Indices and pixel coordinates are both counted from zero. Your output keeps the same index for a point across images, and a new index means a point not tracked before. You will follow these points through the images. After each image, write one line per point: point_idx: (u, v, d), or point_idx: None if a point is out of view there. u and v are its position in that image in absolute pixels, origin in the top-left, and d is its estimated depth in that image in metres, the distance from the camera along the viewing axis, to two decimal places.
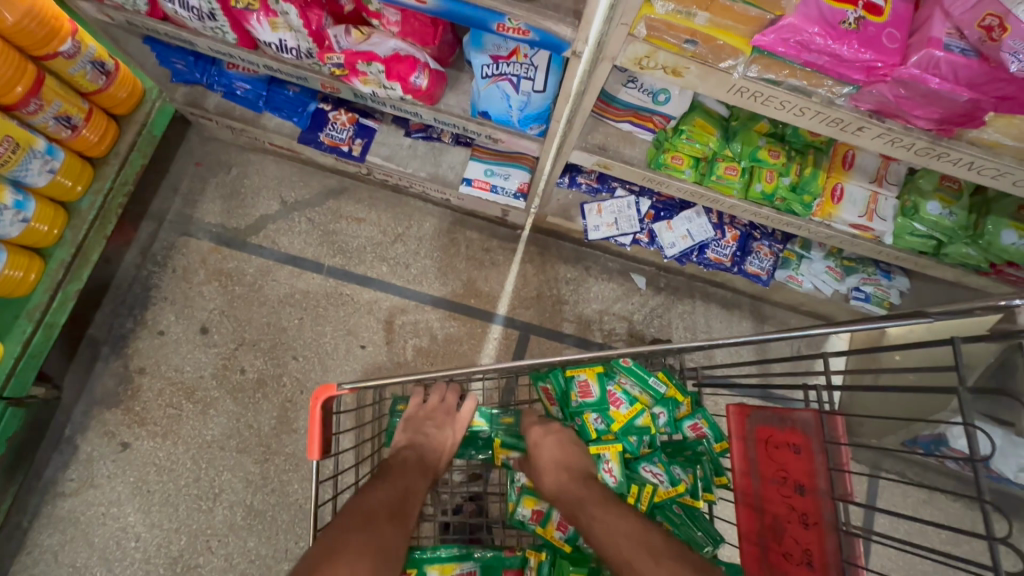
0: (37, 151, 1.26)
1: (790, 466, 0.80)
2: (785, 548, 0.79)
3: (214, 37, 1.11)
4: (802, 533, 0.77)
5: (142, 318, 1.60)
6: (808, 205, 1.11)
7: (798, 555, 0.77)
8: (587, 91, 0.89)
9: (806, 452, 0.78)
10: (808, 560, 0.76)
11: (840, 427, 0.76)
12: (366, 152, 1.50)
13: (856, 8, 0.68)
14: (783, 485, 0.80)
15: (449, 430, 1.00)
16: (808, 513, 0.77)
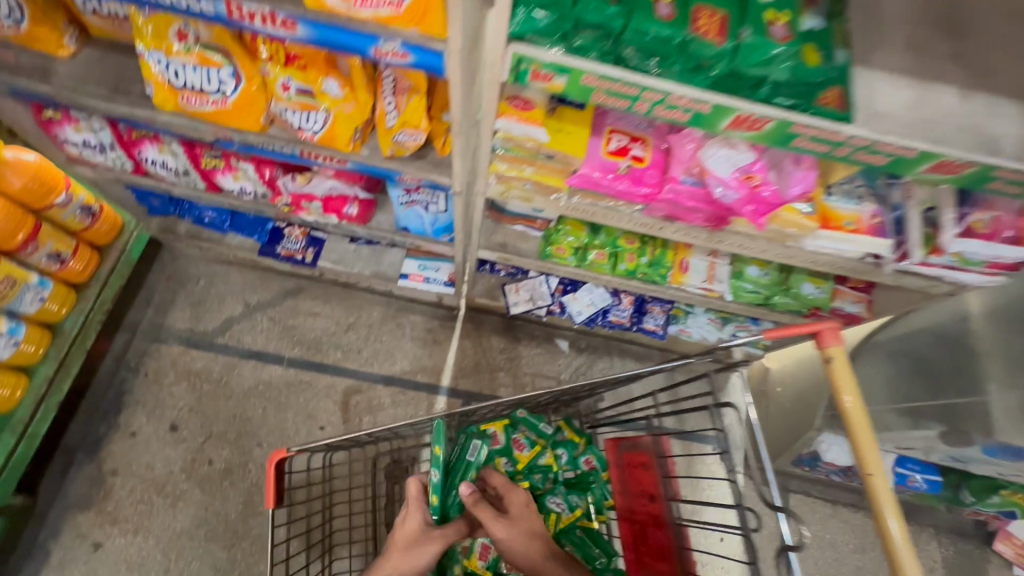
0: (31, 285, 1.49)
1: (645, 481, 1.15)
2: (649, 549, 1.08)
3: (187, 186, 1.40)
4: (657, 532, 1.09)
5: (116, 421, 1.76)
6: (663, 275, 1.45)
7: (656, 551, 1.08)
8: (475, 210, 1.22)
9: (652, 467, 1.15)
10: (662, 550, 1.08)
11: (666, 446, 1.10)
12: (317, 258, 1.79)
13: (626, 158, 0.99)
14: (641, 497, 1.14)
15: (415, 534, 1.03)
16: (658, 515, 1.11)
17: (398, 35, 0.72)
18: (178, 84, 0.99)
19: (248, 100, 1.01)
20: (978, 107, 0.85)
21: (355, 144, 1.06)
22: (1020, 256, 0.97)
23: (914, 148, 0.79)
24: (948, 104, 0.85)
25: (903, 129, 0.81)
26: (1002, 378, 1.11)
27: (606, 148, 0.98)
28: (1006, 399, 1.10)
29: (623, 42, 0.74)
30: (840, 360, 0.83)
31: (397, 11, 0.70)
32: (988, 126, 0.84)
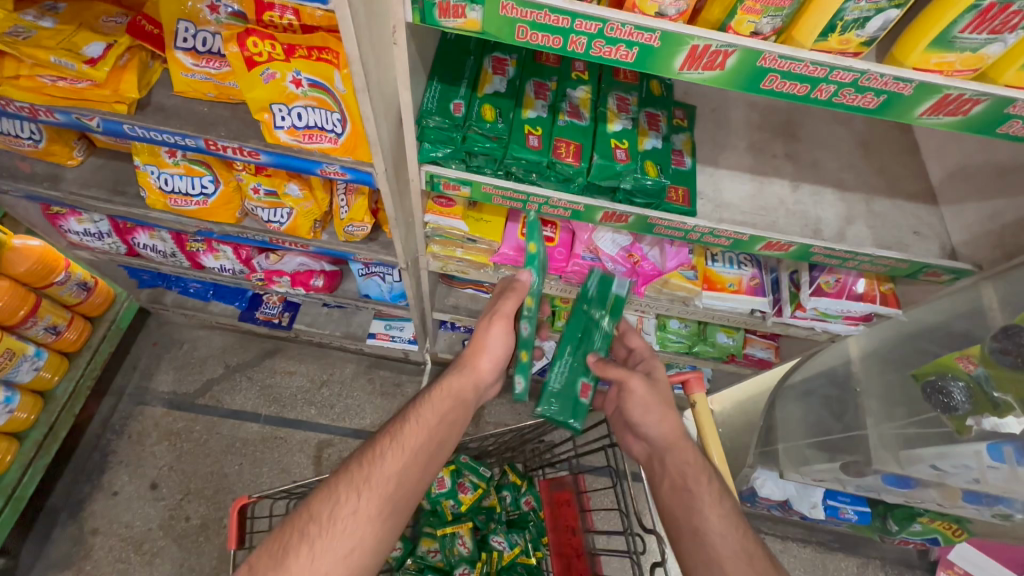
0: (28, 355, 1.64)
1: (568, 517, 1.26)
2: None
3: (173, 264, 1.59)
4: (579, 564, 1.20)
5: (99, 482, 1.86)
6: None
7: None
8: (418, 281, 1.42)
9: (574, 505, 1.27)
10: None
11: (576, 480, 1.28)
12: (292, 321, 1.97)
13: (538, 239, 1.20)
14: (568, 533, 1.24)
15: (483, 328, 1.07)
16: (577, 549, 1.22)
17: (337, 161, 0.93)
18: (167, 189, 1.19)
19: (226, 199, 1.23)
20: (805, 195, 1.07)
21: (315, 232, 1.26)
22: (865, 309, 1.17)
23: (744, 233, 0.98)
24: (781, 193, 1.06)
25: (741, 217, 1.02)
26: (878, 412, 1.27)
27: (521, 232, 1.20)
28: (881, 430, 1.25)
29: (507, 164, 0.92)
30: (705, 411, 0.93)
31: (336, 145, 0.91)
32: (813, 210, 1.05)
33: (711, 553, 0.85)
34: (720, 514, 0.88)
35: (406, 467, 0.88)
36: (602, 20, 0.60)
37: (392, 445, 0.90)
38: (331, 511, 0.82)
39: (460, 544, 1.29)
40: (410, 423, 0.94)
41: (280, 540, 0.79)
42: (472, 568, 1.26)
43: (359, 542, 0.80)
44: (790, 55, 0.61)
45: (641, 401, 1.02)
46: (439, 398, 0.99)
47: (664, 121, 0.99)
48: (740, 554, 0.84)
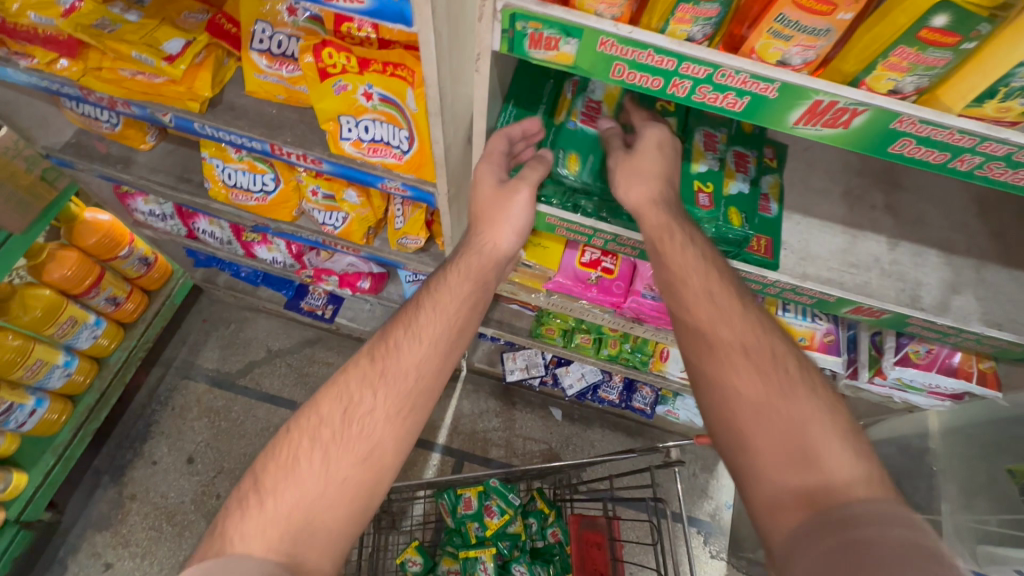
0: (88, 324, 1.71)
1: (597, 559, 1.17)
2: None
3: (228, 251, 1.62)
4: None
5: (141, 450, 1.93)
6: (644, 361, 1.55)
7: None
8: None
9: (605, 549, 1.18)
10: None
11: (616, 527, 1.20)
12: (335, 314, 1.98)
13: (596, 270, 1.14)
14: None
15: (496, 199, 0.84)
16: None
17: (399, 178, 0.90)
18: (230, 183, 1.20)
19: (284, 198, 1.22)
20: (904, 255, 0.95)
21: (369, 238, 1.24)
22: (957, 387, 1.05)
23: (832, 294, 0.90)
24: (876, 251, 0.95)
25: (828, 273, 0.92)
26: (955, 499, 1.13)
27: (580, 259, 1.13)
28: (956, 518, 1.12)
29: (577, 197, 0.90)
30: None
31: (400, 162, 0.88)
32: (912, 274, 0.93)
33: (752, 406, 0.66)
34: (752, 361, 0.70)
35: (424, 357, 0.78)
36: (713, 65, 0.54)
37: (406, 334, 0.80)
38: (345, 412, 0.74)
39: (480, 570, 1.24)
40: (429, 303, 0.83)
41: (290, 445, 0.71)
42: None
43: (377, 443, 0.72)
44: (934, 120, 0.53)
45: (632, 169, 0.82)
46: (456, 278, 0.85)
47: (753, 161, 0.91)
48: (791, 406, 0.65)
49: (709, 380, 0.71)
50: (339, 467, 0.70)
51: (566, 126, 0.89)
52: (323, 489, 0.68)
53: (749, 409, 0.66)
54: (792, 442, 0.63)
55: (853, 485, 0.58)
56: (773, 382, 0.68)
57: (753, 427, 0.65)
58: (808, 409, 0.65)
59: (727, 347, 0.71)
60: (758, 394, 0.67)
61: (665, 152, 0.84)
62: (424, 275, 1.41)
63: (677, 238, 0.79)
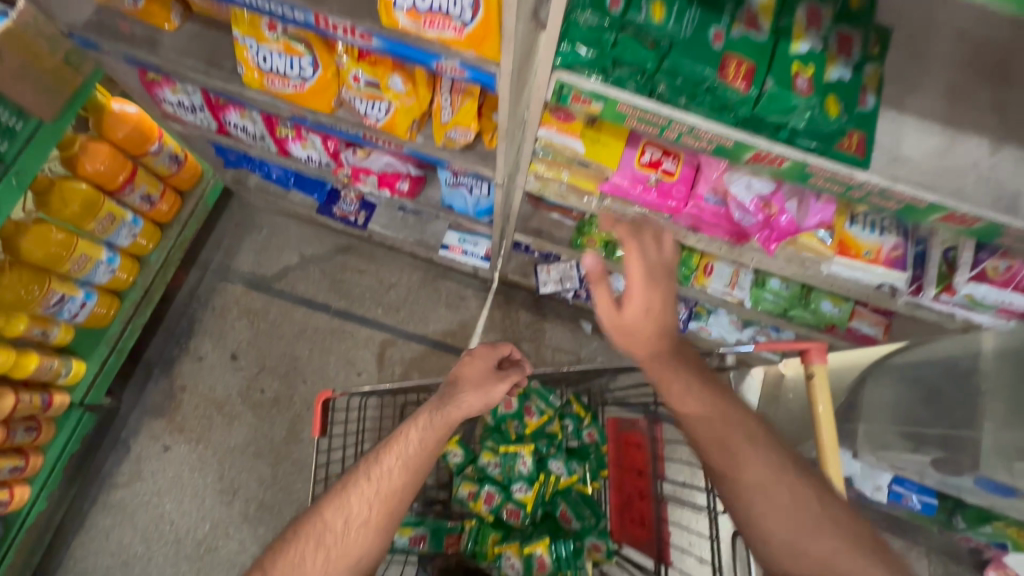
0: (126, 221, 1.71)
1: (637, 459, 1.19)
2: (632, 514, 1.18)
3: (262, 148, 1.57)
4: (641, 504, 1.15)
5: (186, 345, 2.02)
6: (686, 276, 1.52)
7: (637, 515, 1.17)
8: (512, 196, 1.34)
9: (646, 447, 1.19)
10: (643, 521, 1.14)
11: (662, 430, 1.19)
12: (368, 221, 1.95)
13: (656, 171, 1.06)
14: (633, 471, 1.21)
15: (482, 372, 1.14)
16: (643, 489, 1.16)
17: (457, 56, 0.82)
18: (265, 67, 1.12)
19: (323, 86, 1.14)
20: (1007, 160, 0.86)
21: (412, 133, 1.17)
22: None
23: (925, 199, 0.83)
24: (975, 155, 0.87)
25: (921, 177, 0.85)
26: (1001, 417, 1.14)
27: (639, 160, 1.05)
28: (999, 437, 1.14)
29: (655, 79, 0.80)
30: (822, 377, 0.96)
31: (460, 36, 0.80)
32: (1013, 181, 0.86)
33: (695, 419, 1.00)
34: (686, 388, 1.01)
35: (406, 483, 0.99)
36: None
37: (397, 464, 1.00)
38: (343, 521, 0.96)
39: (520, 463, 1.30)
40: (391, 449, 1.02)
41: (296, 548, 0.94)
42: (530, 487, 1.29)
43: (364, 550, 0.95)
44: None
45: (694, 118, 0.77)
46: (438, 426, 1.04)
47: (858, 45, 0.81)
48: (779, 503, 0.91)
49: (725, 466, 0.96)
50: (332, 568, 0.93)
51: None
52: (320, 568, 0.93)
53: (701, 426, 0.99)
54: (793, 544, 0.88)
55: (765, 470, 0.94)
56: (775, 478, 0.93)
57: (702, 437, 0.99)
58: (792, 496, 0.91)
59: (735, 447, 0.96)
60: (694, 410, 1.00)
61: (652, 312, 0.97)
62: (467, 176, 1.34)
63: (639, 306, 0.97)
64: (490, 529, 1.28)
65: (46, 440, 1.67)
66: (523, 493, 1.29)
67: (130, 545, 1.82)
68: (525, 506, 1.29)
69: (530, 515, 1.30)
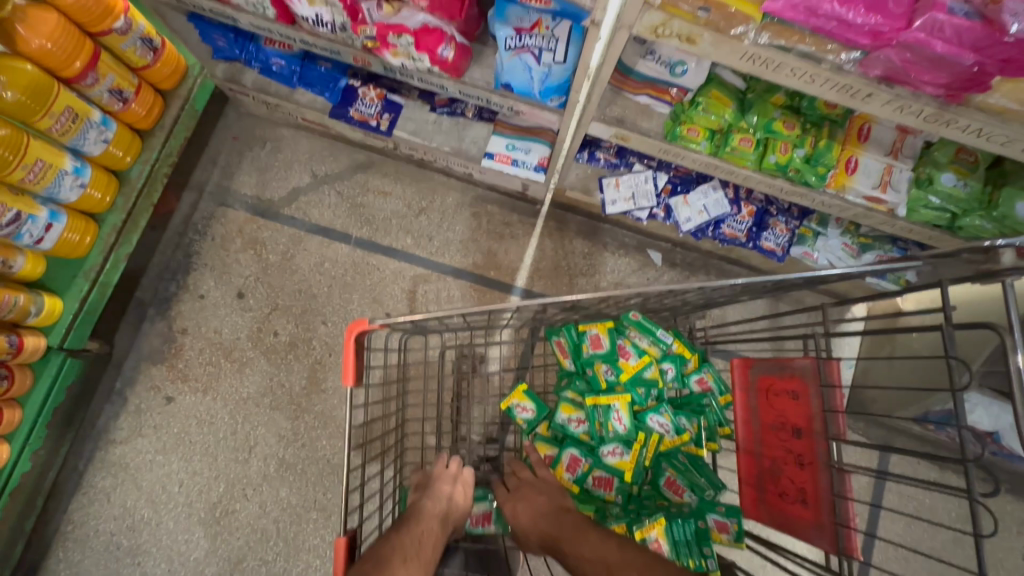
0: (93, 122, 1.36)
1: (789, 412, 0.84)
2: (781, 488, 0.84)
3: (254, 13, 1.18)
4: (797, 474, 0.82)
5: (184, 282, 1.71)
6: (822, 176, 1.14)
7: (793, 492, 0.82)
8: (605, 61, 0.95)
9: (804, 398, 0.82)
10: (803, 498, 0.81)
11: (837, 374, 0.82)
12: (393, 127, 1.57)
13: None
14: (782, 430, 0.85)
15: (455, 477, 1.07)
16: (803, 455, 0.81)
17: None
18: None
19: None
20: None
21: None
22: None
23: None
24: None
25: None
26: None
27: None
28: None
29: None
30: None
31: None
32: None
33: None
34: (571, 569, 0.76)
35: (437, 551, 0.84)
36: None
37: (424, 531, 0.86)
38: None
39: (614, 420, 0.99)
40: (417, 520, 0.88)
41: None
42: (626, 451, 0.99)
43: None
44: None
45: None
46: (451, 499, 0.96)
47: None
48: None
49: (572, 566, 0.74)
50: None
51: None
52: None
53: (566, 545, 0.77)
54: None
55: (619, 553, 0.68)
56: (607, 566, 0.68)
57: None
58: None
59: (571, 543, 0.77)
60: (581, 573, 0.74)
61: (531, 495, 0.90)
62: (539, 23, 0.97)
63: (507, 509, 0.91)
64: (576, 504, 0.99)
65: (22, 391, 1.40)
66: (617, 458, 0.98)
67: (135, 508, 1.59)
68: (621, 473, 0.98)
69: (626, 484, 1.00)
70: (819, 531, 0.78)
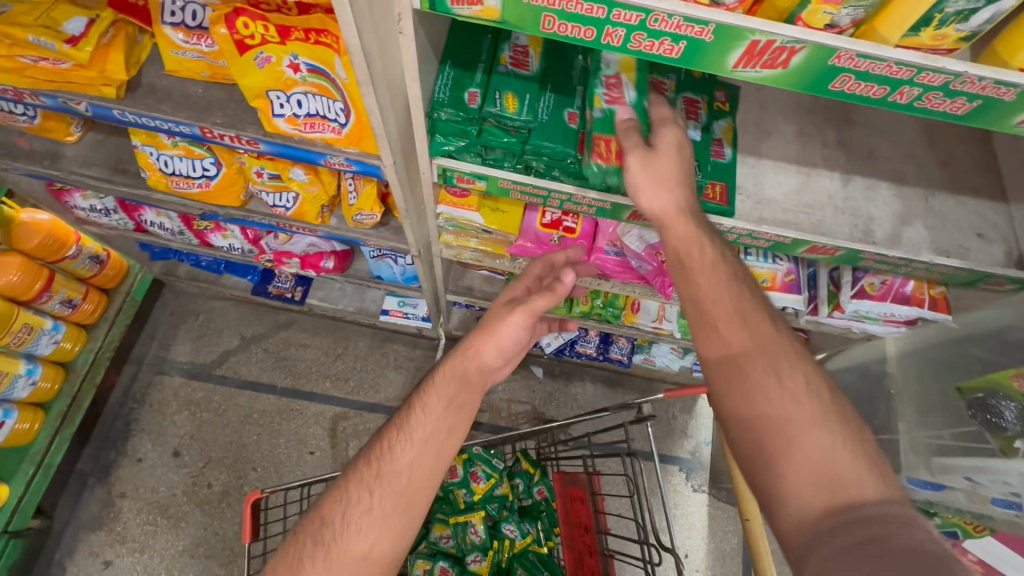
0: (46, 329, 1.65)
1: (583, 514, 1.22)
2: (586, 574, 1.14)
3: (184, 242, 1.56)
4: (591, 560, 1.16)
5: (123, 448, 1.92)
6: (616, 315, 1.57)
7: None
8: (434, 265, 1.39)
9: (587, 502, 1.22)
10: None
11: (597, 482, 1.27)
12: (305, 295, 1.94)
13: (558, 230, 1.12)
14: (580, 528, 1.20)
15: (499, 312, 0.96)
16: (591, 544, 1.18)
17: (341, 154, 0.86)
18: (167, 171, 1.14)
19: (229, 182, 1.17)
20: (857, 190, 0.96)
21: (324, 217, 1.20)
22: (910, 313, 1.09)
23: (787, 236, 0.91)
24: (830, 188, 0.96)
25: (784, 215, 0.93)
26: (911, 418, 1.20)
27: (541, 221, 1.12)
28: (914, 436, 1.19)
29: (527, 158, 0.87)
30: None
31: (339, 136, 0.84)
32: (865, 208, 0.95)
33: (775, 425, 0.66)
34: (786, 389, 0.68)
35: (416, 457, 0.84)
36: (645, 10, 0.56)
37: (399, 436, 0.87)
38: (342, 513, 0.82)
39: (472, 532, 1.29)
40: (413, 420, 0.89)
41: (297, 549, 0.81)
42: (484, 556, 1.28)
43: (374, 542, 0.80)
44: (869, 54, 0.56)
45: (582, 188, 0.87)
46: (445, 380, 0.91)
47: (703, 109, 0.93)
48: (820, 443, 0.64)
49: (739, 399, 0.69)
50: (334, 563, 0.78)
51: (517, 74, 0.84)
52: (333, 553, 0.79)
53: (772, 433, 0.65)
54: (816, 463, 0.62)
55: (871, 496, 0.59)
56: (800, 410, 0.66)
57: (791, 470, 0.63)
58: (819, 426, 0.65)
59: (704, 253, 0.76)
60: (780, 414, 0.66)
61: (680, 151, 0.79)
62: (387, 250, 1.38)
63: (697, 255, 0.77)
64: None
65: None
66: (477, 564, 1.27)
67: None
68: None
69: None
70: None
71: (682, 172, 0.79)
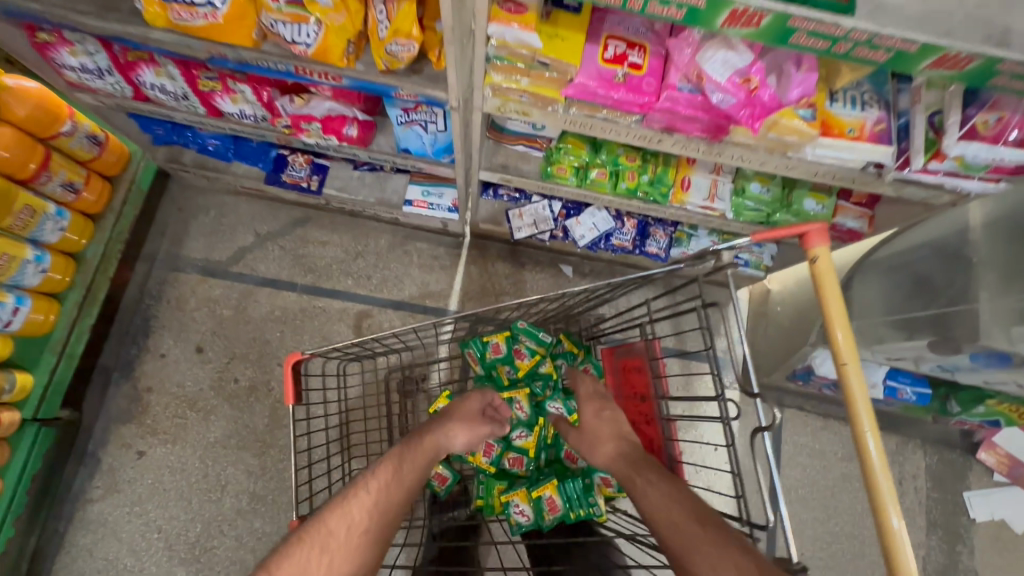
0: (49, 215, 1.54)
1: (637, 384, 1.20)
2: (640, 442, 1.18)
3: (188, 111, 1.41)
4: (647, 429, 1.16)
5: (145, 344, 1.87)
6: (665, 194, 1.45)
7: (646, 445, 1.16)
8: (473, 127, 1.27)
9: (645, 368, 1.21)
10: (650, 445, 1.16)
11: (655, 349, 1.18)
12: (322, 185, 1.81)
13: (623, 66, 0.98)
14: (633, 399, 1.21)
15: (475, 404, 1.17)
16: (648, 413, 1.17)
17: None
18: None
19: (239, 13, 1.00)
20: None
21: (349, 60, 1.05)
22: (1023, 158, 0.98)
23: (916, 43, 0.76)
24: None
25: (909, 22, 0.77)
26: (993, 286, 1.15)
27: (603, 56, 0.98)
28: (995, 304, 1.14)
29: None
30: (827, 261, 0.84)
31: None
32: (1003, 17, 0.79)
33: (675, 520, 0.87)
34: (723, 563, 0.79)
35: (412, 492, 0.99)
36: None
37: (398, 469, 1.00)
38: (348, 527, 0.91)
39: (517, 409, 1.27)
40: (410, 460, 1.02)
41: (301, 551, 0.87)
42: (529, 432, 1.27)
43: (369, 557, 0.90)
44: None
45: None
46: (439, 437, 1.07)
47: None
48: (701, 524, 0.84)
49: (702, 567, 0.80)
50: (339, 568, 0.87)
51: None
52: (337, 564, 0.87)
53: (672, 528, 0.86)
54: None
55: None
56: (704, 521, 0.85)
57: None
58: (734, 560, 0.79)
59: (644, 481, 0.95)
60: (676, 516, 0.87)
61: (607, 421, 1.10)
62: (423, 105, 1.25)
63: (637, 482, 0.96)
64: (495, 480, 1.23)
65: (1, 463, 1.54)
66: (523, 439, 1.26)
67: (118, 558, 1.72)
68: (528, 451, 1.26)
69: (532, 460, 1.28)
70: (660, 468, 1.13)
71: (618, 427, 1.09)
